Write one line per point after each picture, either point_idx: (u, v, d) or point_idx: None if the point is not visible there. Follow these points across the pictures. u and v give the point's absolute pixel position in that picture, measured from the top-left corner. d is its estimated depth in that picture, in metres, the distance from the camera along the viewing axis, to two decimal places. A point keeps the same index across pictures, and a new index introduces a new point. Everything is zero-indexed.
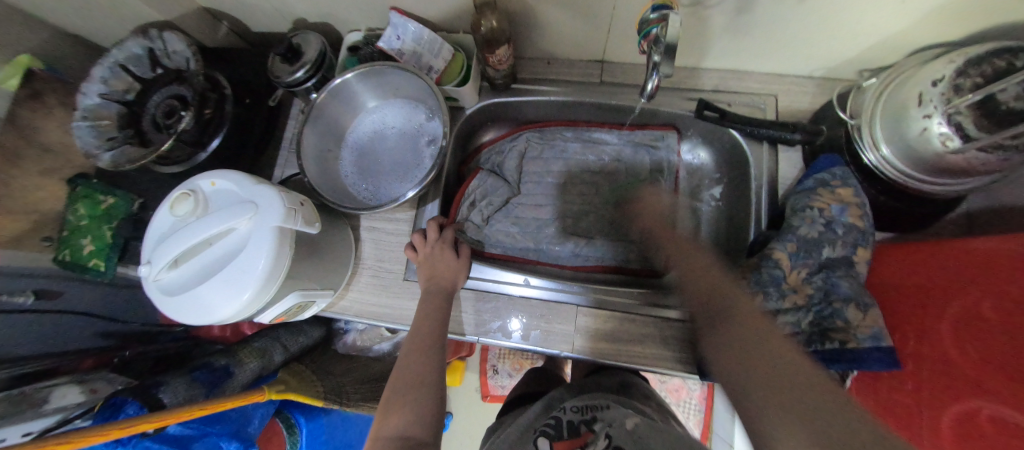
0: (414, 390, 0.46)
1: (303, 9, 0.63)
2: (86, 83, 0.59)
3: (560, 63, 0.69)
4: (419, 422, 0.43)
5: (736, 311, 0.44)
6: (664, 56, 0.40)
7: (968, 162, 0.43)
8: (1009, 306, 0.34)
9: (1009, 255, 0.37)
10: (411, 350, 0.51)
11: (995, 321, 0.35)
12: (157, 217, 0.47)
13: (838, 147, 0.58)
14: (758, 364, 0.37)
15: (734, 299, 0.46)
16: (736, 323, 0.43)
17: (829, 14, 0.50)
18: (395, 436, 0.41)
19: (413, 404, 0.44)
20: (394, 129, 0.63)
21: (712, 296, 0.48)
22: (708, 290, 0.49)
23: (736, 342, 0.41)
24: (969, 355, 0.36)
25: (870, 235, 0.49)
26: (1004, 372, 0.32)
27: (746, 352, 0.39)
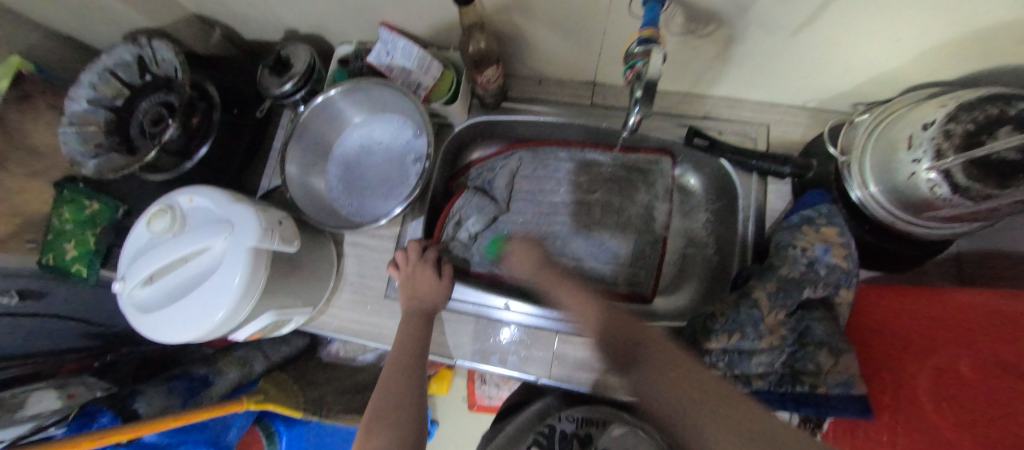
0: (397, 414, 0.45)
1: (294, 20, 0.63)
2: (74, 88, 0.59)
3: (551, 83, 0.68)
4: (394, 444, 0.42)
5: (654, 347, 0.45)
6: (644, 95, 0.39)
7: (955, 209, 0.42)
8: (989, 367, 0.34)
9: (988, 313, 0.37)
10: (392, 369, 0.51)
11: (973, 382, 0.34)
12: (135, 233, 0.47)
13: (826, 182, 0.57)
14: (695, 398, 0.39)
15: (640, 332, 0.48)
16: (658, 356, 0.44)
17: (820, 49, 0.49)
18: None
19: (390, 425, 0.44)
20: (381, 144, 0.63)
21: (613, 324, 0.50)
22: (608, 319, 0.51)
23: (664, 382, 0.42)
24: (943, 413, 0.36)
25: (854, 276, 0.48)
26: (976, 435, 0.32)
27: (675, 387, 0.40)
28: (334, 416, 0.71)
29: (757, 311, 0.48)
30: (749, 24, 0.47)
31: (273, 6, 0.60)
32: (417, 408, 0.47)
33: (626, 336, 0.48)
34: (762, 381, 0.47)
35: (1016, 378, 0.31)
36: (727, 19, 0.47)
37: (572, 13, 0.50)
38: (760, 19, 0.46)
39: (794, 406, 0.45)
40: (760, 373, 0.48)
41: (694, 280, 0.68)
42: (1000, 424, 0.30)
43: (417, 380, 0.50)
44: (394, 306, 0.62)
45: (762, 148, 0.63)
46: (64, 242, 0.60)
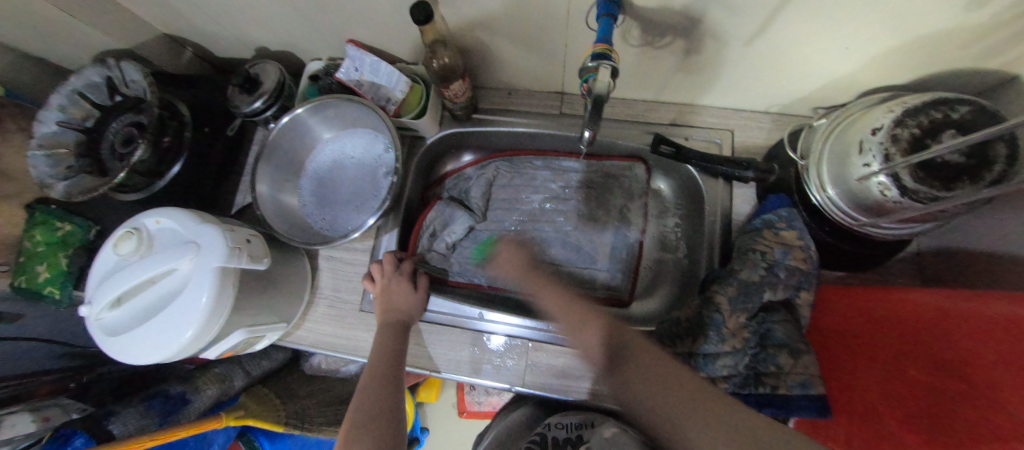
0: (375, 424, 0.44)
1: (263, 38, 0.64)
2: (43, 111, 0.59)
3: (521, 94, 0.69)
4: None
5: (634, 351, 0.45)
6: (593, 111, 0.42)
7: (905, 211, 0.43)
8: (932, 366, 0.35)
9: (933, 312, 0.39)
10: (367, 380, 0.50)
11: (920, 381, 0.35)
12: (101, 256, 0.47)
13: (788, 187, 0.58)
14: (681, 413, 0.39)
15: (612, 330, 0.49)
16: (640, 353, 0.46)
17: (772, 57, 0.51)
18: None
19: (365, 434, 0.43)
20: (352, 159, 0.64)
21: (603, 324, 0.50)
22: (591, 316, 0.51)
23: (648, 387, 0.42)
24: (892, 411, 0.37)
25: (813, 278, 0.50)
26: (921, 434, 0.33)
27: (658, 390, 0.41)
28: (317, 429, 0.71)
29: (719, 315, 0.49)
30: (704, 35, 0.48)
31: (240, 24, 0.61)
32: (394, 417, 0.46)
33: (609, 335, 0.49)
34: (727, 383, 0.48)
35: (957, 379, 0.32)
36: (683, 30, 0.48)
37: (534, 28, 0.51)
38: (712, 31, 0.47)
39: (757, 407, 0.46)
40: (724, 376, 0.48)
41: (668, 283, 0.69)
42: (943, 424, 0.31)
43: (393, 389, 0.50)
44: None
45: (727, 153, 0.64)
46: (36, 264, 0.60)
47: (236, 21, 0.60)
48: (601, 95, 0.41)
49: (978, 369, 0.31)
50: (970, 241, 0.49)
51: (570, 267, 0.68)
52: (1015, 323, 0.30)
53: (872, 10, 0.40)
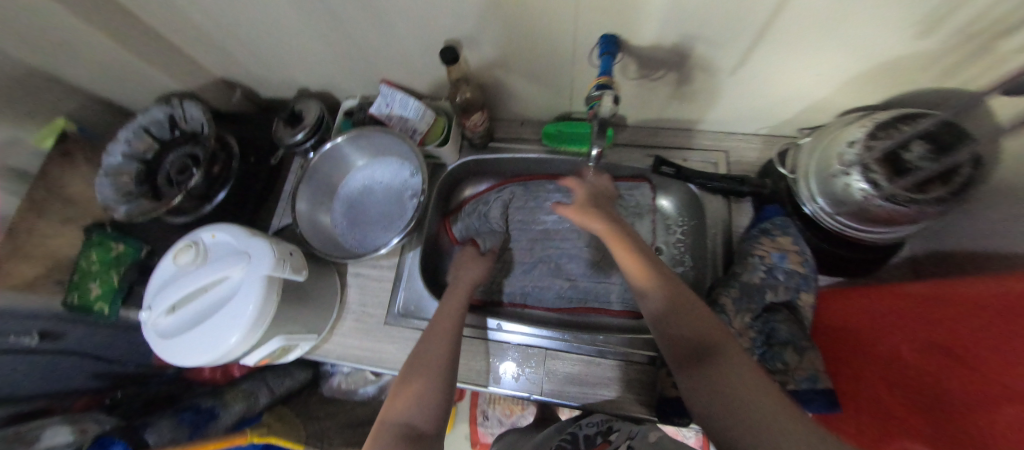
0: (426, 384, 0.47)
1: (307, 80, 0.73)
2: (112, 145, 0.67)
3: (532, 123, 0.77)
4: (422, 409, 0.45)
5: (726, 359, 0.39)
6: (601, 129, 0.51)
7: (886, 213, 0.48)
8: (923, 347, 0.39)
9: (915, 297, 0.43)
10: (423, 342, 0.53)
11: (916, 363, 0.39)
12: (161, 267, 0.52)
13: (781, 199, 0.63)
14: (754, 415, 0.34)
15: (707, 324, 0.43)
16: (731, 362, 0.39)
17: (752, 86, 0.58)
18: (401, 423, 0.43)
19: (415, 392, 0.46)
20: (381, 184, 0.70)
21: (699, 323, 0.43)
22: (691, 319, 0.43)
23: (738, 396, 0.36)
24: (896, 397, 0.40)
25: (812, 281, 0.53)
26: (930, 414, 0.36)
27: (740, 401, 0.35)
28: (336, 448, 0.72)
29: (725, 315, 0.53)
30: (692, 68, 0.56)
31: (289, 69, 0.70)
32: (448, 379, 0.49)
33: (699, 332, 0.42)
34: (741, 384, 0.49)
35: (950, 356, 0.36)
36: (673, 65, 0.55)
37: (544, 64, 0.59)
38: (699, 64, 0.55)
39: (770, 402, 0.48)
40: None
41: None
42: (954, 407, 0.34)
43: (449, 351, 0.52)
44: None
45: (723, 171, 0.70)
46: (89, 282, 0.66)
47: (286, 66, 0.70)
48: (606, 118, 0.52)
49: (967, 342, 0.35)
50: (958, 244, 0.52)
51: (586, 281, 0.72)
52: (991, 298, 0.34)
53: (832, 43, 0.47)
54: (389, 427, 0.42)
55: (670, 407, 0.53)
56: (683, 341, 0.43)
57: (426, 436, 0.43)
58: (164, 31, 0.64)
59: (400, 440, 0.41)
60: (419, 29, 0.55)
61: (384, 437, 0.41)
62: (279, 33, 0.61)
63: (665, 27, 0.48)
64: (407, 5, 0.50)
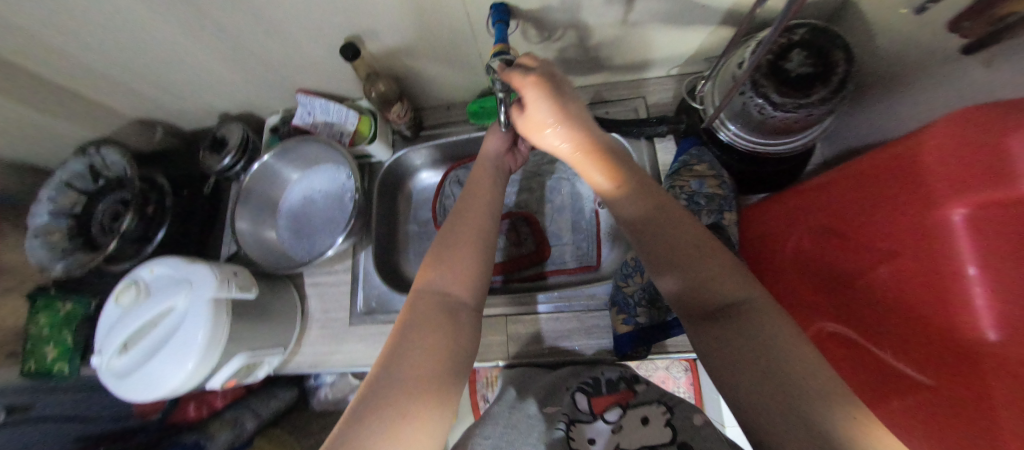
0: (466, 255, 0.44)
1: (223, 103, 0.72)
2: (35, 206, 0.65)
3: (458, 106, 0.78)
4: (462, 283, 0.43)
5: (741, 306, 0.32)
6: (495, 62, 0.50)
7: (783, 122, 0.52)
8: (824, 236, 0.43)
9: (796, 194, 0.48)
10: (459, 215, 0.48)
11: (823, 252, 0.43)
12: (105, 312, 0.52)
13: (695, 131, 0.66)
14: (754, 362, 0.29)
15: (721, 271, 0.34)
16: (751, 311, 0.32)
17: (649, 29, 0.60)
18: (438, 292, 0.42)
19: (453, 263, 0.43)
20: (321, 191, 0.71)
21: (718, 280, 0.34)
22: (699, 264, 0.35)
23: (751, 345, 0.30)
24: (821, 287, 0.43)
25: (731, 200, 0.57)
26: (853, 294, 0.39)
27: (746, 352, 0.30)
28: None
29: None
30: (585, 23, 0.57)
31: (202, 95, 0.70)
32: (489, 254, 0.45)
33: (718, 292, 0.34)
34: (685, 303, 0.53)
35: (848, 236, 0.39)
36: (567, 22, 0.57)
37: (447, 43, 0.60)
38: (592, 17, 0.56)
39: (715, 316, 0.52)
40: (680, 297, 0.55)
41: None
42: (863, 290, 0.38)
43: (487, 228, 0.47)
44: (391, 329, 0.66)
45: (644, 116, 0.72)
46: (43, 346, 0.65)
47: (198, 92, 0.69)
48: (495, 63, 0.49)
49: (857, 222, 0.38)
50: (853, 140, 0.57)
51: (541, 246, 0.75)
52: (871, 176, 0.37)
53: None
54: (426, 297, 0.41)
55: (624, 343, 0.56)
56: (687, 296, 0.36)
57: (463, 308, 0.42)
58: (59, 80, 0.63)
59: (442, 311, 0.40)
60: (313, 29, 0.55)
61: (422, 306, 0.40)
62: (176, 58, 0.60)
63: None
64: (290, 6, 0.50)
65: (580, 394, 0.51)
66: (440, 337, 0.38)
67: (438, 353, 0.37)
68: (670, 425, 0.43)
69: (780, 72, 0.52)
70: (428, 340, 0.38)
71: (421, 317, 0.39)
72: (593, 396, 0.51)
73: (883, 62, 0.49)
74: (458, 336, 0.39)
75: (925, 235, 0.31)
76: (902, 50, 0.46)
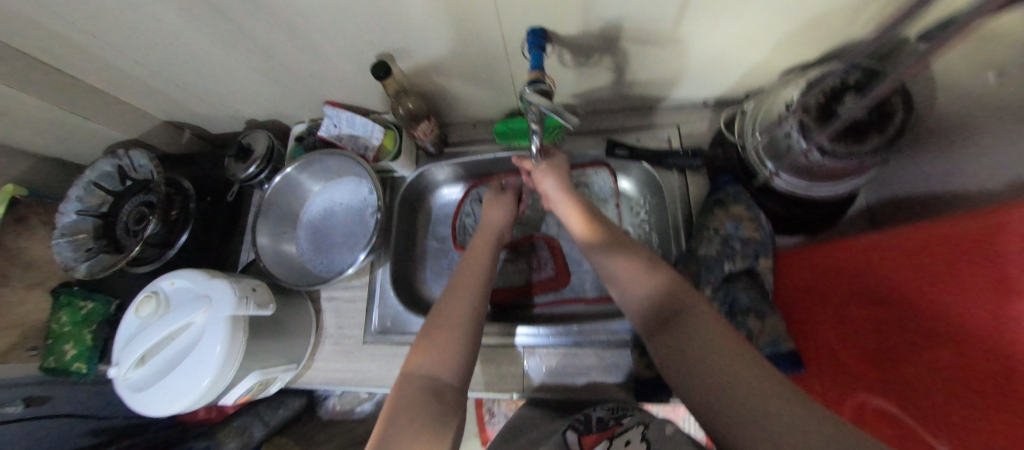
0: (450, 334, 0.46)
1: (252, 110, 0.73)
2: (64, 204, 0.66)
3: (484, 124, 0.77)
4: (447, 364, 0.44)
5: (698, 321, 0.38)
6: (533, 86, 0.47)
7: (829, 168, 0.48)
8: (879, 294, 0.39)
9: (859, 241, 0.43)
10: (451, 287, 0.52)
11: (879, 311, 0.39)
12: (125, 321, 0.52)
13: (732, 168, 0.62)
14: (725, 377, 0.33)
15: (663, 288, 0.43)
16: (706, 328, 0.37)
17: (690, 59, 0.57)
18: (425, 376, 0.43)
19: (438, 344, 0.45)
20: (341, 205, 0.71)
21: (660, 292, 0.43)
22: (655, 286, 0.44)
23: (722, 362, 0.34)
24: (870, 347, 0.40)
25: (768, 245, 0.54)
26: (909, 362, 0.36)
27: (720, 370, 0.34)
28: None
29: None
30: (624, 50, 0.55)
31: (230, 101, 0.70)
32: (472, 332, 0.47)
33: (661, 299, 0.42)
34: None
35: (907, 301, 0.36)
36: (605, 50, 0.55)
37: (480, 63, 0.58)
38: (632, 46, 0.54)
39: None
40: None
41: None
42: (920, 361, 0.35)
43: (478, 306, 0.49)
44: (405, 350, 0.65)
45: (676, 146, 0.70)
46: (61, 344, 0.66)
47: (226, 98, 0.69)
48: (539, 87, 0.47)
49: (921, 288, 0.35)
50: (909, 188, 0.53)
51: (561, 273, 0.72)
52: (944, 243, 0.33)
53: (756, 10, 0.46)
54: (412, 381, 0.42)
55: (645, 387, 0.54)
56: (652, 307, 0.43)
57: (450, 389, 0.43)
58: (95, 82, 0.63)
59: (425, 395, 0.41)
60: (346, 46, 0.54)
61: (410, 390, 0.41)
62: (209, 67, 0.60)
63: (585, 14, 0.47)
64: (325, 24, 0.49)
65: (569, 433, 0.48)
66: (425, 423, 0.38)
67: (425, 441, 0.37)
68: (646, 439, 0.41)
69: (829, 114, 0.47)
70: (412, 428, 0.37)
71: (405, 404, 0.40)
72: (582, 434, 0.47)
73: (945, 113, 0.46)
74: (444, 422, 0.39)
75: (987, 315, 0.29)
76: (967, 102, 0.43)
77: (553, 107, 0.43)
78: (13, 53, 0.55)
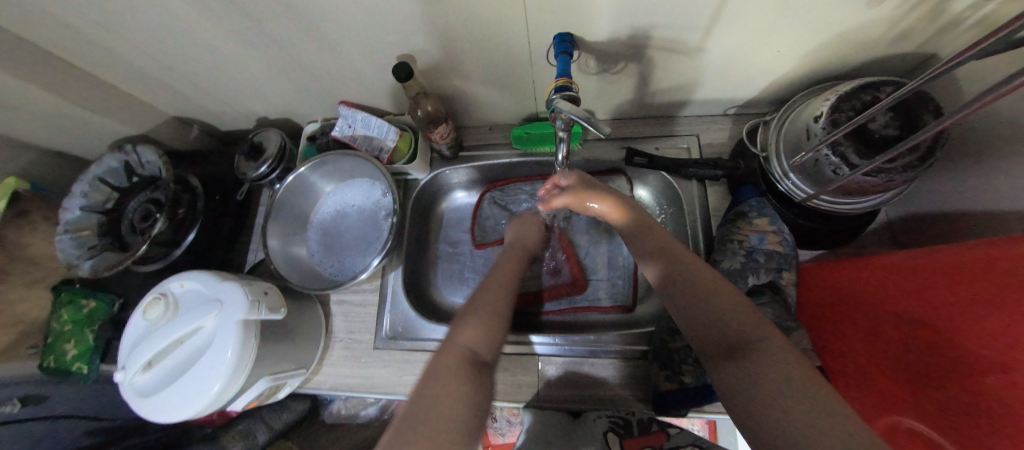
0: (490, 318, 0.45)
1: (265, 108, 0.71)
2: (68, 200, 0.64)
3: (500, 128, 0.75)
4: (489, 343, 0.43)
5: (771, 344, 0.33)
6: (560, 93, 0.46)
7: (860, 184, 0.47)
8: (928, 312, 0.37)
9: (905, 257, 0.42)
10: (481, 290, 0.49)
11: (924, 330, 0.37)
12: (133, 321, 0.51)
13: (755, 179, 0.61)
14: (800, 402, 0.29)
15: (730, 309, 0.37)
16: (775, 353, 0.32)
17: (716, 70, 0.56)
18: (468, 348, 0.41)
19: (482, 320, 0.44)
20: (354, 206, 0.69)
21: (726, 315, 0.37)
22: (708, 300, 0.39)
23: (785, 380, 0.30)
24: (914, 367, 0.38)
25: (793, 259, 0.54)
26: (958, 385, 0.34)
27: (789, 392, 0.29)
28: None
29: None
30: (650, 58, 0.54)
31: (242, 98, 0.68)
32: (507, 321, 0.46)
33: (730, 324, 0.36)
34: None
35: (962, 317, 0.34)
36: (630, 57, 0.54)
37: (502, 67, 0.57)
38: (658, 54, 0.53)
39: None
40: None
41: None
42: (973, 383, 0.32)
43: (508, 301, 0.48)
44: (416, 357, 0.64)
45: (695, 156, 0.69)
46: (62, 343, 0.65)
47: (238, 95, 0.67)
48: (568, 93, 0.46)
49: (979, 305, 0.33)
50: (935, 204, 0.53)
51: (575, 282, 0.71)
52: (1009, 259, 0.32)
53: (790, 22, 0.45)
54: (456, 350, 0.40)
55: (667, 401, 0.53)
56: (710, 329, 0.37)
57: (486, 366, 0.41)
58: (105, 75, 0.62)
59: (470, 363, 0.40)
60: (366, 46, 0.53)
61: (455, 355, 0.40)
62: (223, 62, 0.58)
63: (615, 20, 0.46)
64: (347, 22, 0.48)
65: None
66: (467, 386, 0.36)
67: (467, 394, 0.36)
68: None
69: (859, 128, 0.46)
70: (456, 388, 0.35)
71: (447, 368, 0.38)
72: None
73: (977, 130, 0.45)
74: (484, 392, 0.37)
75: None
76: (1001, 121, 0.42)
77: (582, 113, 0.42)
78: (21, 43, 0.53)
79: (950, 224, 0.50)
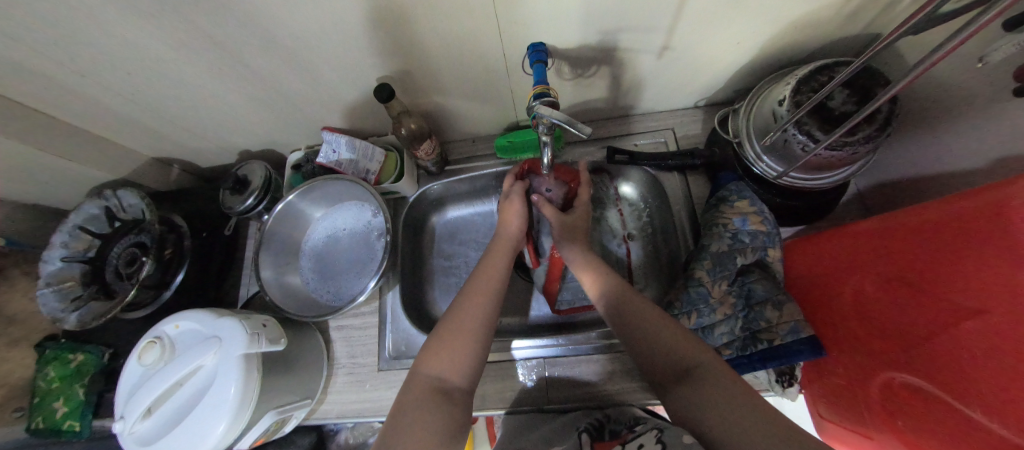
0: (463, 341, 0.45)
1: (247, 141, 0.71)
2: (48, 252, 0.63)
3: (483, 140, 0.77)
4: (458, 367, 0.43)
5: (710, 369, 0.38)
6: (540, 99, 0.48)
7: (828, 159, 0.49)
8: (882, 284, 0.42)
9: (854, 232, 0.47)
10: (461, 300, 0.49)
11: (879, 299, 0.43)
12: (128, 368, 0.50)
13: (731, 164, 0.64)
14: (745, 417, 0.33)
15: (673, 342, 0.42)
16: (715, 378, 0.37)
17: (680, 67, 0.60)
18: (434, 376, 0.42)
19: (450, 346, 0.44)
20: (344, 230, 0.69)
21: (670, 343, 0.42)
22: (650, 331, 0.44)
23: (724, 402, 0.35)
24: (876, 338, 0.43)
25: (776, 236, 0.56)
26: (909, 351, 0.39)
27: (732, 413, 0.34)
28: None
29: (703, 287, 0.54)
30: (620, 60, 0.57)
31: (222, 133, 0.68)
32: (484, 343, 0.46)
33: (677, 355, 0.41)
34: (729, 349, 0.53)
35: (907, 286, 0.39)
36: (602, 60, 0.57)
37: (479, 80, 0.59)
38: (626, 55, 0.56)
39: (761, 362, 0.51)
40: (725, 343, 0.54)
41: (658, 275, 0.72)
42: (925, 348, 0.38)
43: (489, 304, 0.48)
44: None
45: (673, 149, 0.72)
46: (52, 401, 0.64)
47: (218, 130, 0.67)
48: (547, 97, 0.47)
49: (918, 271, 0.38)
50: (896, 172, 0.56)
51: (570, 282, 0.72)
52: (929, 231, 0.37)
53: (740, 16, 0.48)
54: (423, 380, 0.42)
55: None
56: (659, 359, 0.42)
57: (457, 388, 0.42)
58: (79, 123, 0.61)
59: (434, 392, 0.41)
60: (346, 72, 0.54)
61: (420, 388, 0.41)
62: (200, 100, 0.59)
63: (581, 26, 0.48)
64: (323, 49, 0.49)
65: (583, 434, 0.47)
66: (438, 423, 0.38)
67: (429, 424, 0.38)
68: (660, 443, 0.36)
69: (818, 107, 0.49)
70: (426, 419, 0.38)
71: (414, 400, 0.40)
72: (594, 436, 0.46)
73: (922, 98, 0.49)
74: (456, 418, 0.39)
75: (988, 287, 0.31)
76: (941, 89, 0.46)
77: (562, 116, 0.43)
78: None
79: (913, 188, 0.54)
